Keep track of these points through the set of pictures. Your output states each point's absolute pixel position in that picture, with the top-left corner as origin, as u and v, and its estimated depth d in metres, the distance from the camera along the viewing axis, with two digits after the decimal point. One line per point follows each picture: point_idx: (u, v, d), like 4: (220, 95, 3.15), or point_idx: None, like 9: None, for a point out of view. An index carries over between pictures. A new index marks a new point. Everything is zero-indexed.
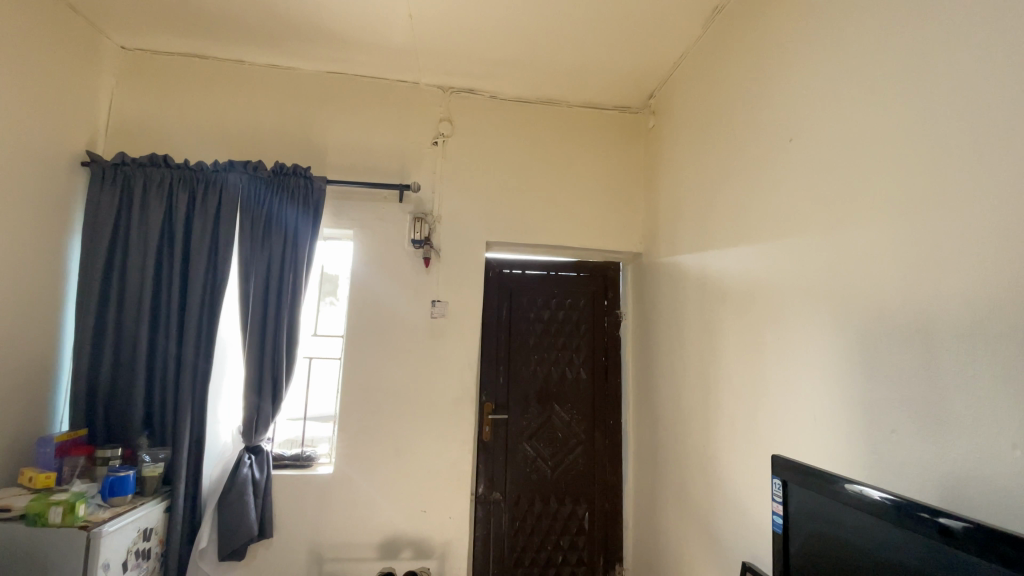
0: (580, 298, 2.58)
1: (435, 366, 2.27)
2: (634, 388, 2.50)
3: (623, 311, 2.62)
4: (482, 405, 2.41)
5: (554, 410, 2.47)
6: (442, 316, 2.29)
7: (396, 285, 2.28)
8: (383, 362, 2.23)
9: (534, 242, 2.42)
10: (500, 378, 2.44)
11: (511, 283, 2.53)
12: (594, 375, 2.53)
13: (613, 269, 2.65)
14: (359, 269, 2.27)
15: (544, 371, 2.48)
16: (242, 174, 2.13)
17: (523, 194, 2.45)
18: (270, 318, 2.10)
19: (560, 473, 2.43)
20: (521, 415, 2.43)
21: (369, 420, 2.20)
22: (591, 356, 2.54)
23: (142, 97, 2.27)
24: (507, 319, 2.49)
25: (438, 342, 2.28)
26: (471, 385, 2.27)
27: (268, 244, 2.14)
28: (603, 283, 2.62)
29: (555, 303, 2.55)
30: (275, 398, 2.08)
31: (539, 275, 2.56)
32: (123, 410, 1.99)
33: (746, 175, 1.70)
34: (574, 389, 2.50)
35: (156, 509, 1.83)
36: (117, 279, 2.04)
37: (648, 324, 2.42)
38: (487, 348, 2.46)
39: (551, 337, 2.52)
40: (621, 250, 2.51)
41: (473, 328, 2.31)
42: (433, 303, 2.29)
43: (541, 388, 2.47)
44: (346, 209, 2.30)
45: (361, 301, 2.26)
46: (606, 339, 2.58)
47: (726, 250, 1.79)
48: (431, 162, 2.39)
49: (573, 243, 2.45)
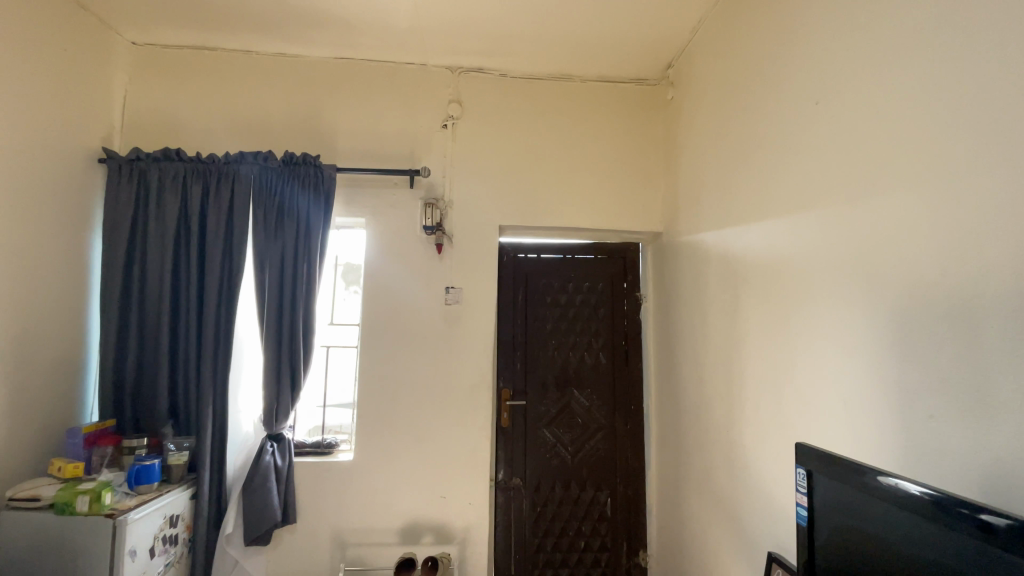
0: (598, 281, 2.50)
1: (451, 354, 2.24)
2: (656, 373, 2.43)
3: (642, 294, 2.53)
4: (499, 392, 2.38)
5: (573, 395, 2.41)
6: (457, 302, 2.26)
7: (408, 273, 2.26)
8: (398, 351, 2.22)
9: (548, 225, 2.35)
10: (517, 364, 2.40)
11: (527, 267, 2.47)
12: (614, 359, 2.47)
13: (633, 251, 2.55)
14: (371, 258, 2.25)
15: (562, 356, 2.43)
16: (253, 164, 2.13)
17: (537, 175, 2.37)
18: (285, 307, 2.11)
19: (581, 459, 2.39)
20: (539, 402, 2.39)
21: (386, 408, 2.20)
22: (610, 341, 2.47)
23: (153, 92, 2.28)
24: (523, 304, 2.44)
25: (453, 328, 2.25)
26: (488, 372, 2.25)
27: (281, 234, 2.13)
28: (622, 265, 2.54)
29: (571, 287, 2.48)
30: (294, 387, 2.11)
31: (554, 258, 2.49)
32: (149, 401, 2.05)
33: (770, 145, 1.59)
34: (593, 374, 2.44)
35: (181, 496, 1.89)
36: (138, 272, 2.08)
37: (669, 307, 2.33)
38: (503, 334, 2.41)
39: (569, 322, 2.45)
40: (640, 230, 2.41)
41: (488, 314, 2.27)
42: (447, 290, 2.26)
43: (559, 373, 2.42)
44: (356, 196, 2.27)
45: (374, 289, 2.24)
46: (626, 322, 2.50)
47: (751, 226, 1.69)
48: (441, 146, 2.33)
49: (588, 224, 2.37)
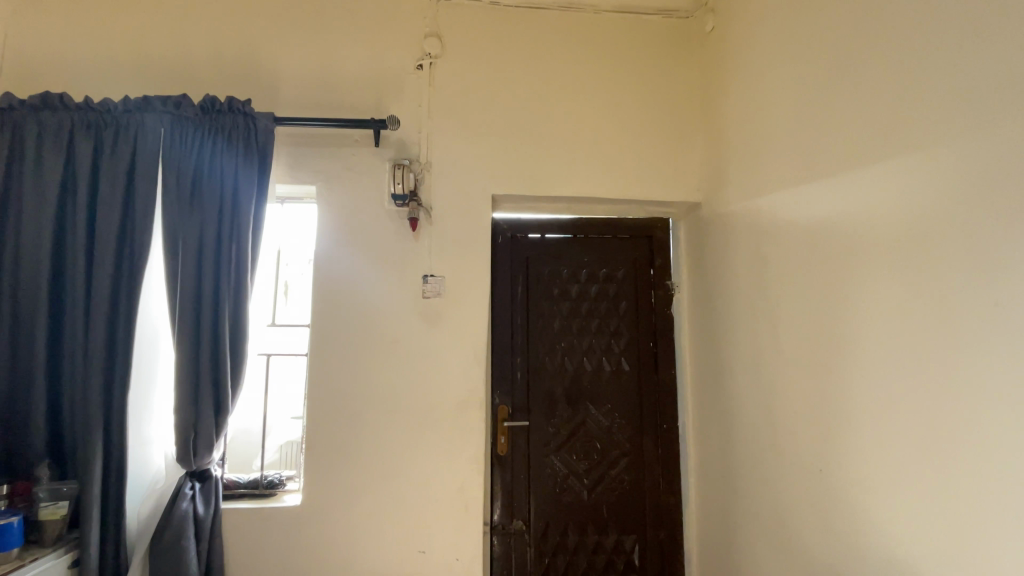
0: (618, 266, 1.94)
1: (430, 362, 1.70)
2: (696, 385, 1.88)
3: (675, 282, 1.98)
4: (493, 413, 1.82)
5: (590, 412, 1.86)
6: (437, 295, 1.73)
7: (371, 257, 1.71)
8: (359, 358, 1.67)
9: (555, 195, 1.82)
10: (517, 374, 1.84)
11: (529, 249, 1.90)
12: (641, 365, 1.91)
13: (662, 227, 1.99)
14: (321, 237, 1.71)
15: (574, 364, 1.87)
16: (163, 113, 1.60)
17: (540, 131, 1.84)
18: (205, 303, 1.56)
19: (601, 495, 1.85)
20: (545, 423, 1.84)
21: (344, 435, 1.65)
22: (634, 343, 1.91)
23: (40, 23, 1.74)
24: (524, 296, 1.88)
25: (433, 329, 1.71)
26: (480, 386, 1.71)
27: (199, 205, 1.59)
28: (649, 247, 1.97)
29: (585, 275, 1.92)
30: (219, 410, 1.57)
31: (563, 238, 1.93)
32: (23, 431, 1.52)
33: (893, 49, 1.07)
34: (614, 385, 1.88)
35: (56, 567, 1.37)
36: (7, 258, 1.55)
37: (714, 299, 1.78)
38: (497, 336, 1.85)
39: (584, 320, 1.90)
40: (672, 201, 1.89)
41: (477, 310, 1.73)
42: (425, 279, 1.72)
43: (570, 384, 1.86)
44: (305, 157, 1.73)
45: (325, 278, 1.69)
46: (656, 319, 1.93)
47: (863, 174, 1.15)
48: (416, 92, 1.80)
49: (607, 192, 1.84)
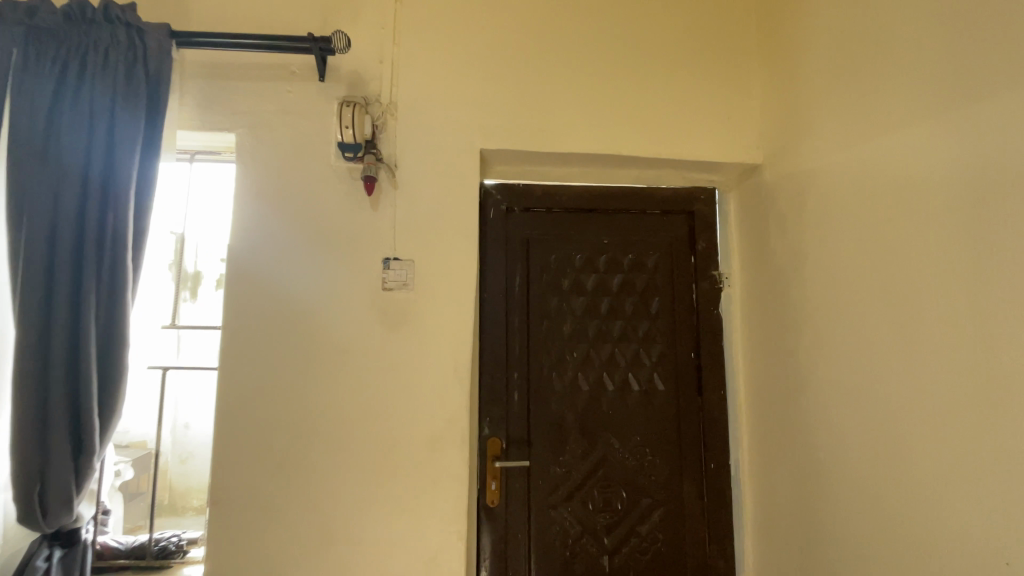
0: (650, 251, 1.45)
1: (391, 383, 1.19)
2: (754, 413, 1.40)
3: (723, 273, 1.48)
4: (482, 450, 1.32)
5: (611, 447, 1.38)
6: (403, 287, 1.21)
7: (307, 231, 1.21)
8: (287, 378, 1.17)
9: (567, 152, 1.32)
10: (513, 396, 1.35)
11: (530, 227, 1.41)
12: (679, 383, 1.42)
13: (707, 201, 1.50)
14: (237, 202, 1.20)
15: (591, 382, 1.39)
16: (9, 22, 1.12)
17: (548, 64, 1.34)
18: (62, 292, 1.08)
19: (626, 560, 1.36)
20: (552, 462, 1.35)
21: (264, 487, 1.15)
22: (670, 354, 1.43)
23: None
24: (523, 290, 1.39)
25: (397, 335, 1.21)
26: (463, 416, 1.20)
27: (60, 152, 1.12)
28: (689, 226, 1.48)
29: (604, 262, 1.43)
30: (83, 448, 1.08)
31: (576, 212, 1.44)
32: None
33: None
34: (644, 410, 1.40)
35: None
36: None
37: (783, 296, 1.29)
38: (487, 345, 1.35)
39: (604, 324, 1.41)
40: (725, 163, 1.39)
41: (461, 308, 1.23)
42: (386, 265, 1.21)
43: (585, 409, 1.37)
44: (220, 94, 1.24)
45: (242, 261, 1.19)
46: (699, 322, 1.45)
47: None
48: (376, 8, 1.30)
49: (637, 150, 1.35)
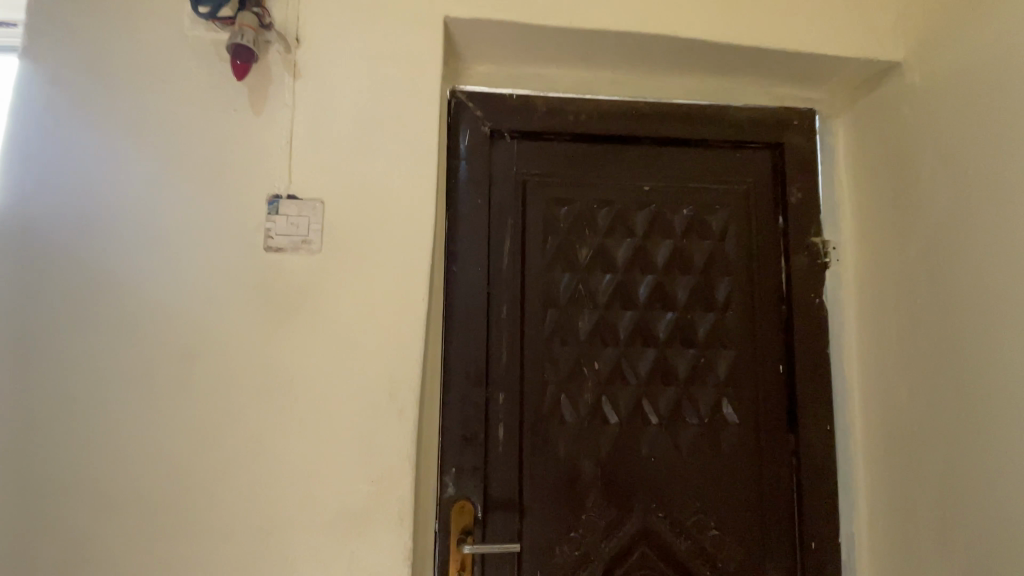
0: (716, 206, 0.93)
1: (278, 416, 0.68)
2: (886, 464, 0.88)
3: (831, 241, 0.95)
4: (445, 525, 0.81)
5: (654, 514, 0.86)
6: (295, 244, 0.70)
7: (140, 153, 0.70)
8: (92, 407, 0.67)
9: (589, 28, 0.80)
10: (496, 434, 0.84)
11: (527, 165, 0.88)
12: (761, 414, 0.91)
13: (808, 129, 0.96)
14: (18, 102, 0.70)
15: (623, 412, 0.87)
16: None
17: None
18: None
19: None
20: (557, 542, 0.84)
21: None
22: (748, 367, 0.91)
23: None
24: (513, 264, 0.86)
25: (293, 334, 0.69)
26: (406, 476, 0.69)
27: None
28: (774, 168, 0.96)
29: (645, 221, 0.90)
30: None
31: (603, 140, 0.90)
32: None
33: None
34: (706, 456, 0.88)
35: None
36: None
37: (951, 277, 0.77)
38: (454, 351, 0.83)
39: (645, 319, 0.88)
40: (842, 58, 0.86)
41: (403, 290, 0.71)
42: (272, 205, 0.70)
43: (613, 454, 0.86)
44: None
45: (18, 198, 0.68)
46: (794, 318, 0.92)
47: None
48: None
49: (704, 30, 0.82)
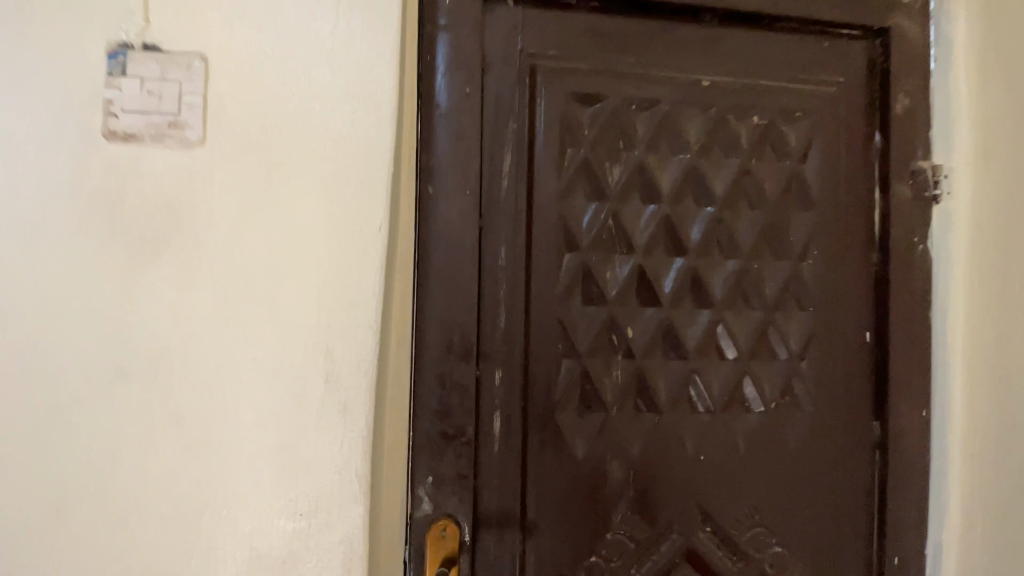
0: (797, 115, 0.67)
1: (158, 394, 0.45)
2: (998, 467, 0.65)
3: (943, 166, 0.70)
4: (418, 554, 0.57)
5: (697, 523, 0.65)
6: (155, 126, 0.44)
7: None
8: None
9: None
10: (489, 422, 0.60)
11: (541, 40, 0.61)
12: (841, 392, 0.68)
13: (922, 10, 0.70)
14: None
15: (663, 397, 0.64)
16: None
17: None
18: None
19: None
20: (572, 568, 0.62)
21: None
22: (828, 332, 0.68)
23: None
24: (516, 186, 0.60)
25: (175, 290, 0.45)
26: (354, 498, 0.46)
27: None
28: (873, 65, 0.70)
29: (702, 130, 0.64)
30: None
31: (650, 11, 0.63)
32: None
33: None
34: (768, 448, 0.66)
35: None
36: None
37: None
38: (430, 312, 0.57)
39: (698, 271, 0.63)
40: None
41: (348, 221, 0.47)
42: (121, 63, 0.44)
43: (647, 447, 0.64)
44: None
45: None
46: (891, 268, 0.69)
47: None
48: None
49: None
